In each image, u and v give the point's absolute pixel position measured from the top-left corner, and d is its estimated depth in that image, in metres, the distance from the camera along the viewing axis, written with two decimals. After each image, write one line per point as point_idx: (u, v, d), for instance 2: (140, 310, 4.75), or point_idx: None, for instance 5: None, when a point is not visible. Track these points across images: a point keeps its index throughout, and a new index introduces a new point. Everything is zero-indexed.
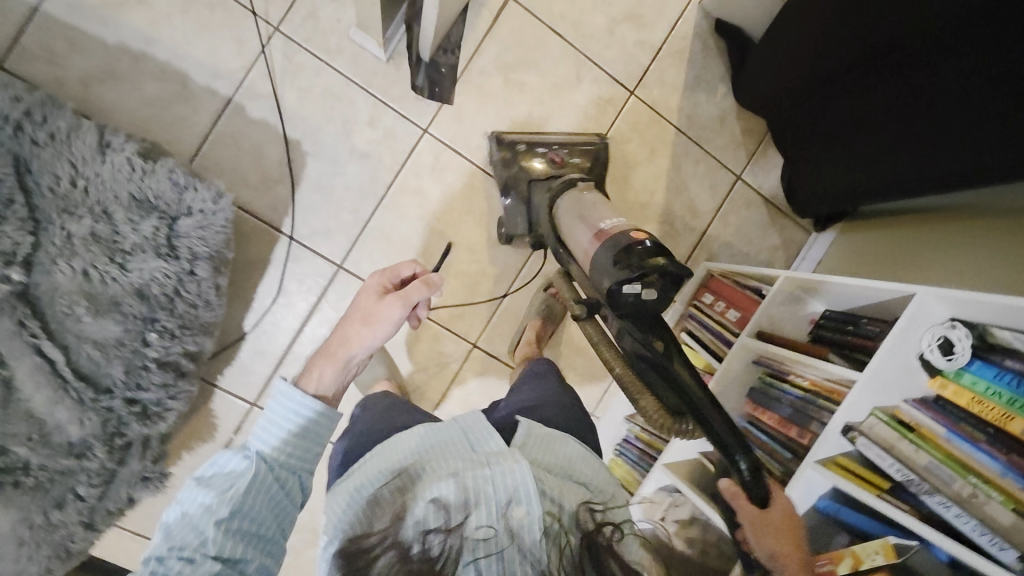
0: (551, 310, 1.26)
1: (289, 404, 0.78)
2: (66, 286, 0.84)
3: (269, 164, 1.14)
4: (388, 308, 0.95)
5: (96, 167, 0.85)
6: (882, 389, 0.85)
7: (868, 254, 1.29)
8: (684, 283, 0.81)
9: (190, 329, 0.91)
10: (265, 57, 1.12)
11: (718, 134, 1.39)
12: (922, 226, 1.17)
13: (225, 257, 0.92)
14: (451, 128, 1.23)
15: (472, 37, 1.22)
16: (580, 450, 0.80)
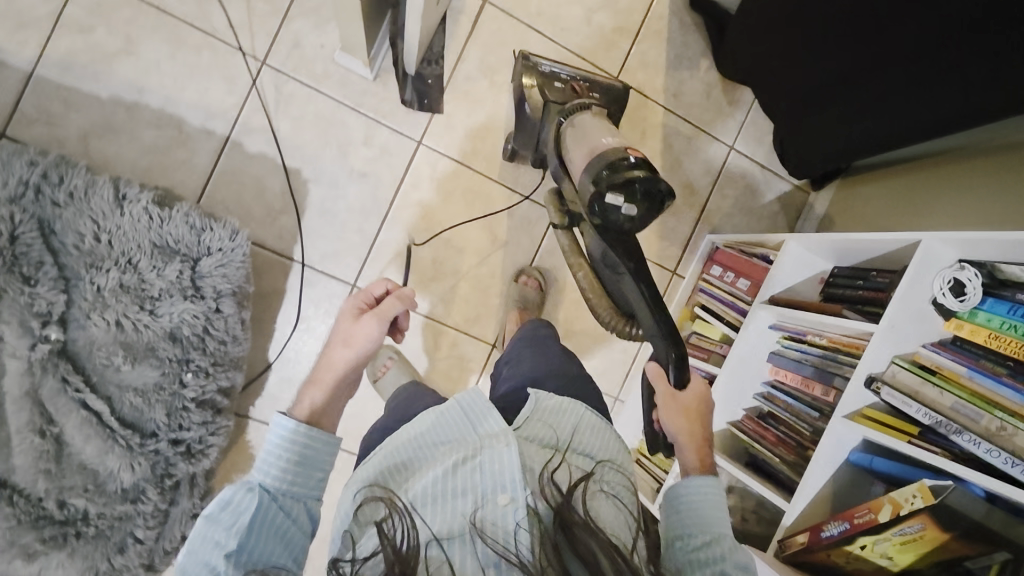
0: (527, 299, 1.28)
1: (285, 434, 0.73)
2: (102, 338, 0.87)
3: (273, 196, 1.17)
4: (366, 327, 0.94)
5: (116, 220, 0.87)
6: (900, 337, 0.86)
7: (869, 208, 1.30)
8: (661, 193, 0.86)
9: (222, 365, 0.93)
10: (256, 91, 1.14)
11: (706, 108, 1.40)
12: (920, 175, 1.18)
13: (246, 291, 0.94)
14: (444, 137, 1.25)
15: (453, 45, 1.24)
16: (589, 418, 0.82)
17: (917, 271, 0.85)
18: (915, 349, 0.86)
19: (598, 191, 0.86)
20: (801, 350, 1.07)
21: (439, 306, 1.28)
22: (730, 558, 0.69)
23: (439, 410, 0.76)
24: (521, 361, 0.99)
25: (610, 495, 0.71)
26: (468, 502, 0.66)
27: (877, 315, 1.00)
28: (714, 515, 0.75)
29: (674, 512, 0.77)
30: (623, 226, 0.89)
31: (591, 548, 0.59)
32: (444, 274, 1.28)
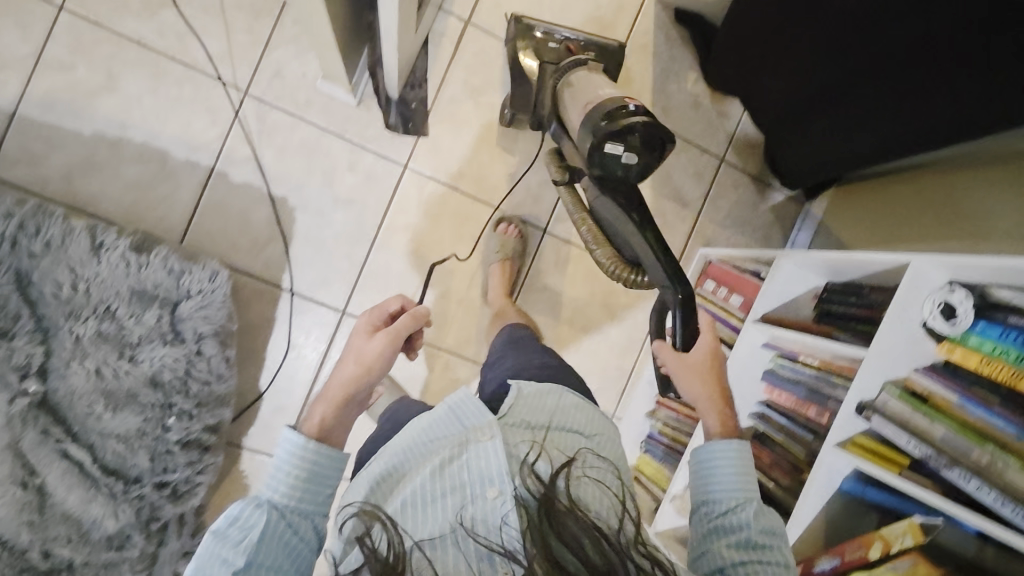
0: (511, 249, 1.26)
1: (291, 448, 0.72)
2: (82, 387, 0.88)
3: (258, 226, 1.17)
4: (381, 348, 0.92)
5: (94, 268, 0.87)
6: (891, 361, 0.85)
7: (871, 224, 1.25)
8: (660, 143, 0.86)
9: (207, 405, 0.93)
10: (238, 121, 1.14)
11: (696, 120, 1.38)
12: (920, 188, 1.14)
13: (229, 329, 0.93)
14: (430, 160, 1.24)
15: (437, 68, 1.23)
16: (574, 399, 0.81)
17: (906, 294, 0.84)
18: (906, 373, 0.84)
19: (597, 140, 0.85)
20: (794, 371, 1.04)
21: (429, 329, 1.27)
22: (759, 525, 0.71)
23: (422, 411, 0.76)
24: (505, 356, 0.96)
25: (597, 479, 0.71)
26: (455, 500, 0.66)
27: (870, 333, 0.97)
28: (743, 479, 0.76)
29: (701, 480, 0.78)
30: (620, 175, 0.90)
31: (578, 536, 0.59)
32: (434, 298, 1.27)
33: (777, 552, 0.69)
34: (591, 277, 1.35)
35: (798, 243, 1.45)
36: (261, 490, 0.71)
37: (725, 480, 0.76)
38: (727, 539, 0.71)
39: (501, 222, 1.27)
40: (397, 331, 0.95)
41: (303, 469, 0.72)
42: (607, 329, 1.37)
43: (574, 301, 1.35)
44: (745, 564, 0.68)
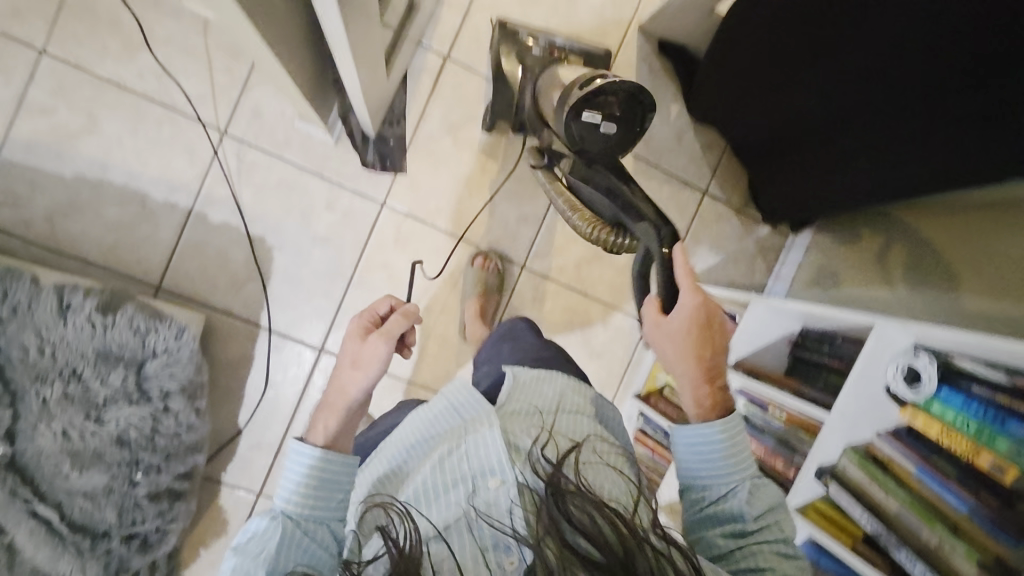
0: (488, 284, 1.27)
1: (296, 458, 0.70)
2: (49, 448, 0.86)
3: (237, 266, 1.19)
4: (375, 348, 0.82)
5: (60, 331, 0.87)
6: (851, 425, 0.85)
7: (854, 276, 1.20)
8: (639, 97, 0.87)
9: (177, 456, 0.94)
10: (217, 161, 1.15)
11: (679, 153, 1.38)
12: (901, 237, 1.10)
13: (200, 383, 0.93)
14: (408, 198, 1.25)
15: (416, 104, 1.23)
16: (569, 382, 0.83)
17: (872, 357, 0.84)
18: (869, 437, 0.84)
19: (574, 109, 0.87)
20: (764, 421, 1.05)
21: (406, 364, 1.29)
22: (751, 512, 0.66)
23: (424, 407, 0.78)
24: (500, 352, 0.98)
25: (609, 463, 0.71)
26: (461, 490, 0.66)
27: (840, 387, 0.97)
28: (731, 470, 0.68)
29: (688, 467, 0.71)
30: (602, 143, 0.89)
31: (585, 515, 0.58)
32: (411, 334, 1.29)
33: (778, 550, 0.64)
34: (568, 311, 1.37)
35: (781, 276, 1.43)
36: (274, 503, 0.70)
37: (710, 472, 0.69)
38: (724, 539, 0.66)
39: (475, 254, 1.29)
40: (387, 328, 0.84)
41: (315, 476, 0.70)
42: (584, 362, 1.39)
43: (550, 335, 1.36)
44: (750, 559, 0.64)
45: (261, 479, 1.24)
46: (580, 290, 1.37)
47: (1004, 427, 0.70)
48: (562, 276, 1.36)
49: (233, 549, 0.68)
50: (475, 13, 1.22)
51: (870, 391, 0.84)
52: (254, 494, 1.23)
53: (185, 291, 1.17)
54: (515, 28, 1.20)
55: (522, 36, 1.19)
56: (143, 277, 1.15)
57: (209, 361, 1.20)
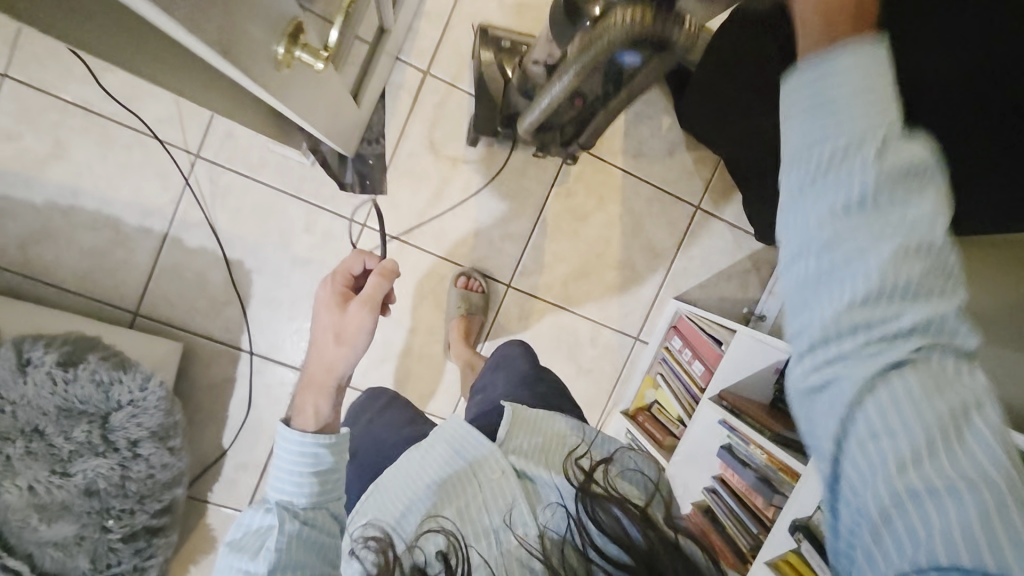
0: (471, 303, 1.23)
1: (292, 445, 0.65)
2: (15, 504, 0.80)
3: (215, 288, 1.16)
4: (358, 318, 0.73)
5: (19, 388, 0.80)
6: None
7: None
8: None
9: (150, 497, 0.87)
10: (189, 185, 1.12)
11: (669, 167, 1.33)
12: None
13: (173, 421, 0.88)
14: (389, 217, 1.21)
15: (394, 121, 1.18)
16: (571, 424, 0.71)
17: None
18: None
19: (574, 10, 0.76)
20: (747, 454, 1.01)
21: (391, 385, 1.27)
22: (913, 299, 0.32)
23: (416, 450, 0.65)
24: (495, 380, 0.82)
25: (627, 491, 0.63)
26: (492, 538, 0.55)
27: None
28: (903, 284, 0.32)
29: (803, 273, 0.35)
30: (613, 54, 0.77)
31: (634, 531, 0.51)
32: (394, 354, 1.26)
33: (972, 501, 0.30)
34: (558, 330, 1.34)
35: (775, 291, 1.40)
36: (270, 496, 0.64)
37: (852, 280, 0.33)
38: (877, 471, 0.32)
39: (461, 275, 1.25)
40: (368, 296, 0.73)
41: (311, 463, 0.64)
42: (573, 379, 1.36)
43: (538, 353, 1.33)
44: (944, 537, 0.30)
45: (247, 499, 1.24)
46: (569, 308, 1.33)
47: None
48: (550, 294, 1.32)
49: (226, 548, 0.61)
50: (454, 26, 1.17)
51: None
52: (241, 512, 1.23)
53: (163, 316, 1.15)
54: (497, 36, 1.14)
55: (505, 43, 1.13)
56: (120, 303, 1.12)
57: (190, 385, 1.19)
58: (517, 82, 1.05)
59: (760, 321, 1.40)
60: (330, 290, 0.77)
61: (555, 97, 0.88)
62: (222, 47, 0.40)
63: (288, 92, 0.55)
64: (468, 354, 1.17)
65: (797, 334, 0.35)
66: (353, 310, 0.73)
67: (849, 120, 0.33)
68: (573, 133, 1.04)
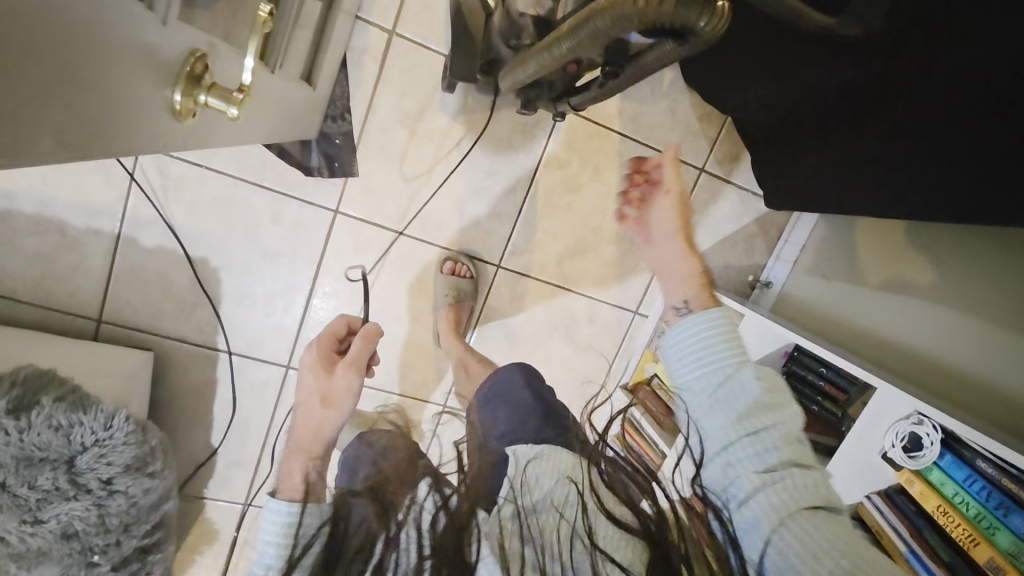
0: (460, 291, 1.16)
1: (270, 519, 0.59)
2: None
3: (181, 289, 1.08)
4: (346, 380, 0.84)
5: None
6: (842, 487, 0.84)
7: (839, 279, 1.16)
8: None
9: (136, 522, 0.83)
10: (136, 180, 1.01)
11: (671, 127, 1.20)
12: (876, 247, 1.08)
13: (149, 446, 0.83)
14: (363, 202, 1.11)
15: (361, 93, 1.04)
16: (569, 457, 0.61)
17: (871, 421, 0.81)
18: (860, 499, 0.82)
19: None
20: None
21: (383, 376, 1.22)
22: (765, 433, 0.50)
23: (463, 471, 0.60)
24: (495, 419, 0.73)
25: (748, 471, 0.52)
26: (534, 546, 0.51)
27: (833, 415, 0.94)
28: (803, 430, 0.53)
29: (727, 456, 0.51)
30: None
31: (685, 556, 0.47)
32: (383, 344, 1.21)
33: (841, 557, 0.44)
34: (553, 310, 1.27)
35: (782, 257, 1.32)
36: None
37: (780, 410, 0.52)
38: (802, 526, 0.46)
39: (447, 259, 1.17)
40: (354, 357, 0.87)
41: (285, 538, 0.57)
42: (571, 358, 1.31)
43: (533, 334, 1.28)
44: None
45: (245, 492, 1.22)
46: (564, 287, 1.26)
47: (1008, 520, 0.66)
48: (543, 272, 1.24)
49: None
50: None
51: (866, 454, 0.82)
52: (241, 505, 1.22)
53: (130, 322, 1.07)
54: None
55: None
56: (80, 311, 1.05)
57: (169, 390, 1.13)
58: (500, 26, 0.88)
59: (767, 288, 1.34)
60: (318, 350, 0.90)
61: (553, 60, 0.70)
62: (74, 142, 0.31)
63: (200, 132, 0.47)
64: (461, 351, 1.10)
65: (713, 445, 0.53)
66: (342, 371, 0.85)
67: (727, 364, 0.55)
68: (562, 87, 0.85)
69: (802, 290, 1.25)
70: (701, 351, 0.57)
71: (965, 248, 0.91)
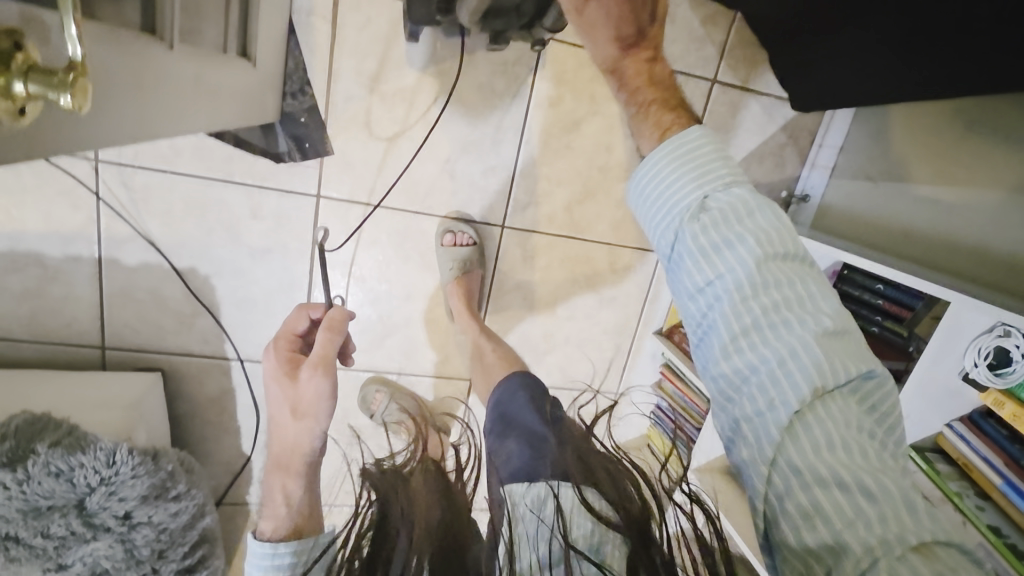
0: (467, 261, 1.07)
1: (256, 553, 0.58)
2: None
3: (177, 303, 1.03)
4: (314, 385, 0.78)
5: None
6: (915, 420, 0.73)
7: (864, 176, 1.07)
8: None
9: (169, 551, 0.79)
10: (102, 199, 0.95)
11: (674, 37, 1.04)
12: (940, 139, 0.91)
13: (165, 472, 0.80)
14: (344, 180, 1.02)
15: (316, 60, 0.93)
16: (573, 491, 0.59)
17: (945, 344, 0.68)
18: (938, 428, 0.71)
19: None
20: None
21: (400, 360, 1.17)
22: (711, 288, 0.53)
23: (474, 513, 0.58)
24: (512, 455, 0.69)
25: (748, 427, 0.50)
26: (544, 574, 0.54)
27: (899, 337, 0.81)
28: (757, 285, 0.51)
29: (693, 323, 0.55)
30: None
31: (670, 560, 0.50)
32: (395, 327, 1.14)
33: (802, 462, 0.47)
34: (569, 263, 1.17)
35: (816, 163, 1.16)
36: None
37: (716, 282, 0.53)
38: (782, 462, 0.48)
39: (445, 230, 1.07)
40: (319, 357, 0.81)
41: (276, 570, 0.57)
42: (597, 311, 1.22)
43: (554, 294, 1.19)
44: (866, 500, 0.44)
45: None
46: (577, 237, 1.15)
47: None
48: (552, 226, 1.13)
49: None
50: None
51: (943, 379, 0.69)
52: None
53: (133, 344, 1.04)
54: None
55: None
56: (81, 340, 1.01)
57: (188, 405, 1.11)
58: None
59: (804, 202, 1.19)
60: (279, 355, 0.87)
61: None
62: None
63: (73, 134, 0.38)
64: (477, 332, 1.05)
65: (682, 311, 0.57)
66: (307, 376, 0.79)
67: (675, 220, 0.57)
68: (533, 10, 0.73)
69: (837, 198, 1.13)
70: (655, 207, 0.59)
71: (1000, 129, 0.81)
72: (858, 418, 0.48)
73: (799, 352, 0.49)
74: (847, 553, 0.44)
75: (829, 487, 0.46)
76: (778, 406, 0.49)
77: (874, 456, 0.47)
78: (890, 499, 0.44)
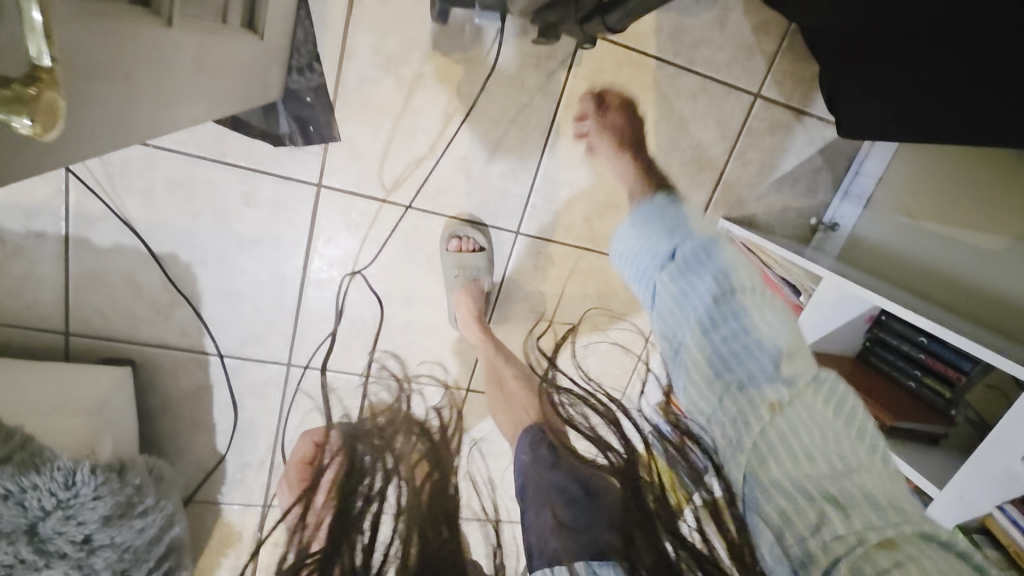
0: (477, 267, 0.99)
1: None
2: None
3: (155, 291, 0.93)
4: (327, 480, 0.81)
5: None
6: (971, 500, 0.69)
7: (886, 211, 1.04)
8: None
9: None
10: (72, 169, 0.84)
11: (720, 44, 0.96)
12: (994, 186, 0.86)
13: (132, 488, 0.72)
14: (350, 171, 0.92)
15: (329, 33, 0.83)
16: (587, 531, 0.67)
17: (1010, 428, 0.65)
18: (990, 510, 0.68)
19: None
20: None
21: (395, 364, 1.09)
22: (676, 321, 0.60)
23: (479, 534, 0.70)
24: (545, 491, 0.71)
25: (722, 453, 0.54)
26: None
27: (941, 398, 0.81)
28: (716, 312, 0.56)
29: (671, 359, 0.61)
30: None
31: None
32: (393, 330, 1.06)
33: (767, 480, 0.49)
34: (583, 276, 1.09)
35: (850, 190, 1.11)
36: None
37: (681, 318, 0.60)
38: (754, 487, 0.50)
39: (451, 234, 0.99)
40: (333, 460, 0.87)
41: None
42: (606, 329, 1.15)
43: (564, 307, 1.11)
44: (810, 499, 0.46)
45: (263, 494, 1.13)
46: (595, 249, 1.08)
47: None
48: (570, 236, 1.05)
49: None
50: None
51: (1002, 460, 0.65)
52: (259, 508, 1.12)
53: (103, 332, 0.94)
54: None
55: None
56: (43, 325, 0.91)
57: (160, 399, 1.01)
58: None
59: (832, 231, 1.13)
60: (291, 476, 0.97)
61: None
62: None
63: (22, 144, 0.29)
64: (492, 354, 0.99)
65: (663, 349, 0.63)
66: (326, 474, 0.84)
67: (648, 275, 0.67)
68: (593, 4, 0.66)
69: (861, 229, 1.09)
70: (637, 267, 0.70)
71: None
72: (822, 424, 0.50)
73: (755, 373, 0.53)
74: (811, 560, 0.44)
75: (794, 499, 0.47)
76: (745, 431, 0.52)
77: (835, 457, 0.48)
78: (849, 500, 0.45)
